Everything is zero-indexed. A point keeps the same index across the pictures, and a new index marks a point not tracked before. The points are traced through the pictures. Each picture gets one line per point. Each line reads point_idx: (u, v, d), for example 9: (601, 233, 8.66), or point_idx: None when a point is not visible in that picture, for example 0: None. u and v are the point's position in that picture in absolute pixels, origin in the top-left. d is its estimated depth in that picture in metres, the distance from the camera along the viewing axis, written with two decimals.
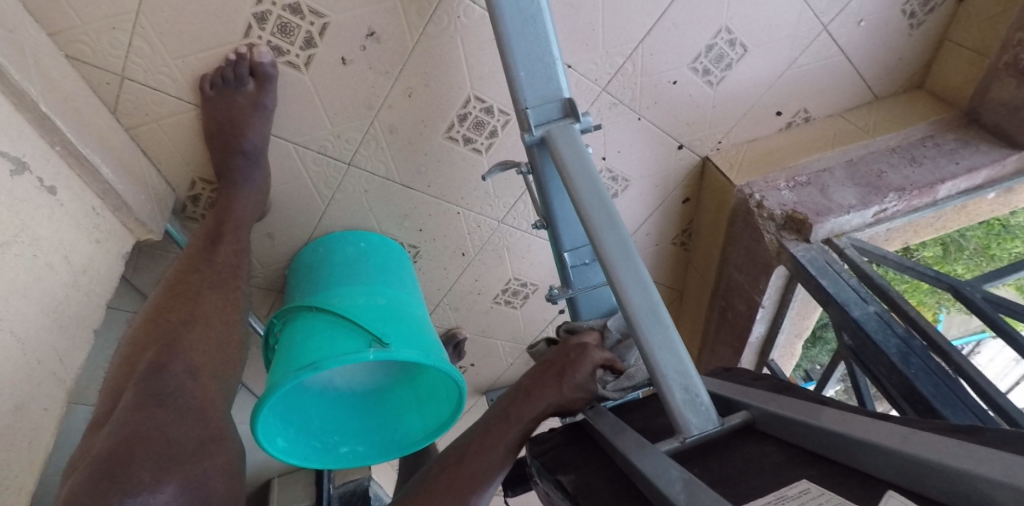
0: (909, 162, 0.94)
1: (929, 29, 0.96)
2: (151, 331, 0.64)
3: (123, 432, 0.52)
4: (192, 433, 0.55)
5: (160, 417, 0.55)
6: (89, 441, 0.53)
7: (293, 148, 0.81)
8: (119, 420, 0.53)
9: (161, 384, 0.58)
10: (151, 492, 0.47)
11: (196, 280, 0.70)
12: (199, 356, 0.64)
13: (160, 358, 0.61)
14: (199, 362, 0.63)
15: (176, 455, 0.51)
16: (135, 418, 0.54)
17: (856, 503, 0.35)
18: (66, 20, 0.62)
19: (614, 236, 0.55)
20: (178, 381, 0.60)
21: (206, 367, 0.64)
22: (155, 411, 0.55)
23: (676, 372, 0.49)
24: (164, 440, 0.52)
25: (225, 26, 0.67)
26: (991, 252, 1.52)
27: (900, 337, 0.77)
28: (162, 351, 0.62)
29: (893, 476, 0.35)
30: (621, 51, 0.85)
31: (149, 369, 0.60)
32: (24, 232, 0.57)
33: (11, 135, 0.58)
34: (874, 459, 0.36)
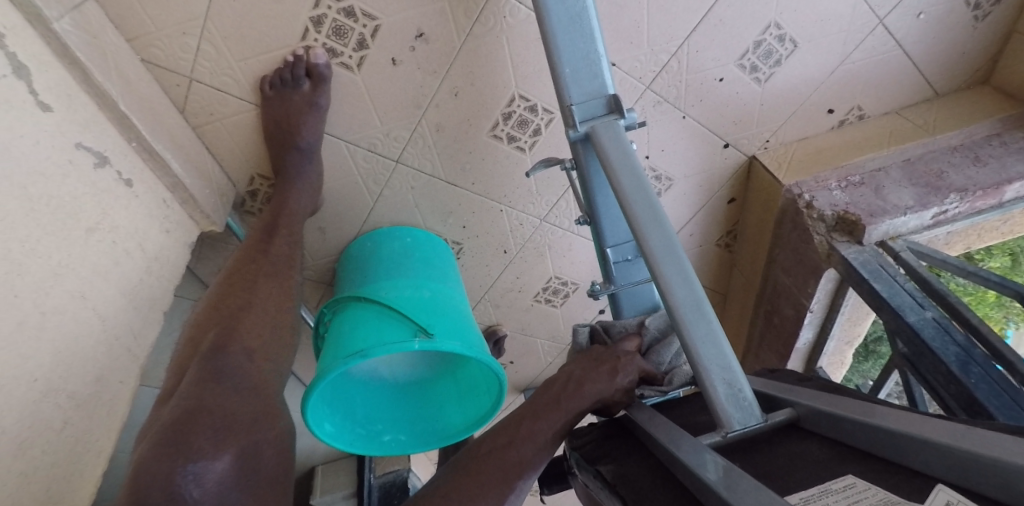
0: (973, 161, 0.90)
1: (996, 21, 0.92)
2: (214, 316, 0.69)
3: (184, 405, 0.55)
4: (253, 410, 0.59)
5: (225, 394, 0.58)
6: (156, 413, 0.57)
7: (345, 146, 0.85)
8: (185, 394, 0.57)
9: (220, 363, 0.62)
10: (215, 461, 0.51)
11: (257, 270, 0.74)
12: (255, 339, 0.68)
13: (220, 339, 0.65)
14: (255, 345, 0.67)
15: (236, 429, 0.55)
16: (198, 393, 0.57)
17: (902, 497, 0.35)
18: (142, 26, 0.67)
19: (658, 231, 0.55)
20: (235, 363, 0.63)
21: (260, 349, 0.67)
22: (216, 388, 0.58)
23: (720, 367, 0.48)
24: (226, 415, 0.56)
25: (284, 29, 0.71)
26: None
27: (959, 345, 0.74)
28: (222, 334, 0.66)
29: (943, 473, 0.34)
30: (666, 48, 0.84)
31: (212, 347, 0.64)
32: (104, 220, 0.62)
33: (94, 131, 0.63)
34: (923, 456, 0.36)
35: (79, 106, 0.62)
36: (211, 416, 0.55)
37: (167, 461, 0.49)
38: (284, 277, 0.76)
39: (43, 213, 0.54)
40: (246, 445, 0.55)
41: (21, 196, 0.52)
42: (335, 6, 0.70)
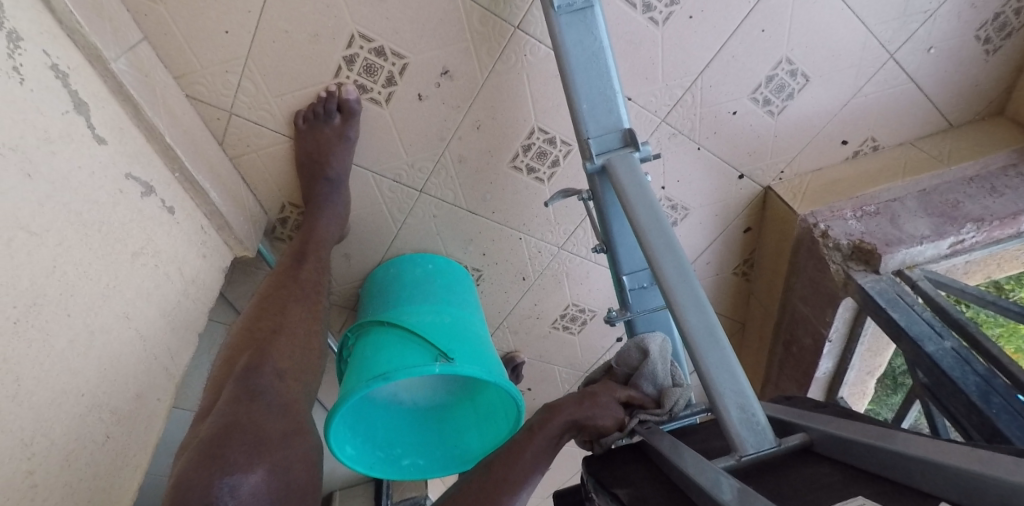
0: (989, 191, 0.91)
1: (1008, 54, 0.94)
2: (247, 338, 0.72)
3: (223, 421, 0.58)
4: (286, 428, 0.61)
5: (259, 410, 0.61)
6: (194, 430, 0.60)
7: (371, 176, 0.89)
8: (223, 410, 0.60)
9: (252, 383, 0.65)
10: (248, 474, 0.53)
11: (288, 294, 0.78)
12: (284, 360, 0.71)
13: (254, 360, 0.68)
14: (286, 366, 0.70)
15: (268, 445, 0.57)
16: (234, 410, 0.60)
17: None
18: (189, 65, 0.72)
19: (672, 259, 0.57)
20: (268, 382, 0.66)
21: (290, 370, 0.71)
22: (250, 405, 0.61)
23: (733, 392, 0.49)
24: (258, 431, 0.58)
25: (318, 67, 0.76)
26: None
27: (979, 375, 0.74)
28: (256, 354, 0.69)
29: (950, 495, 0.35)
30: (680, 83, 0.88)
31: (246, 366, 0.67)
32: (148, 246, 0.66)
33: (142, 162, 0.68)
34: (929, 478, 0.37)
35: (129, 139, 0.67)
36: (247, 433, 0.57)
37: (207, 472, 0.51)
38: (312, 301, 0.80)
39: (95, 238, 0.58)
40: (277, 461, 0.56)
41: (77, 222, 0.56)
42: (367, 46, 0.75)
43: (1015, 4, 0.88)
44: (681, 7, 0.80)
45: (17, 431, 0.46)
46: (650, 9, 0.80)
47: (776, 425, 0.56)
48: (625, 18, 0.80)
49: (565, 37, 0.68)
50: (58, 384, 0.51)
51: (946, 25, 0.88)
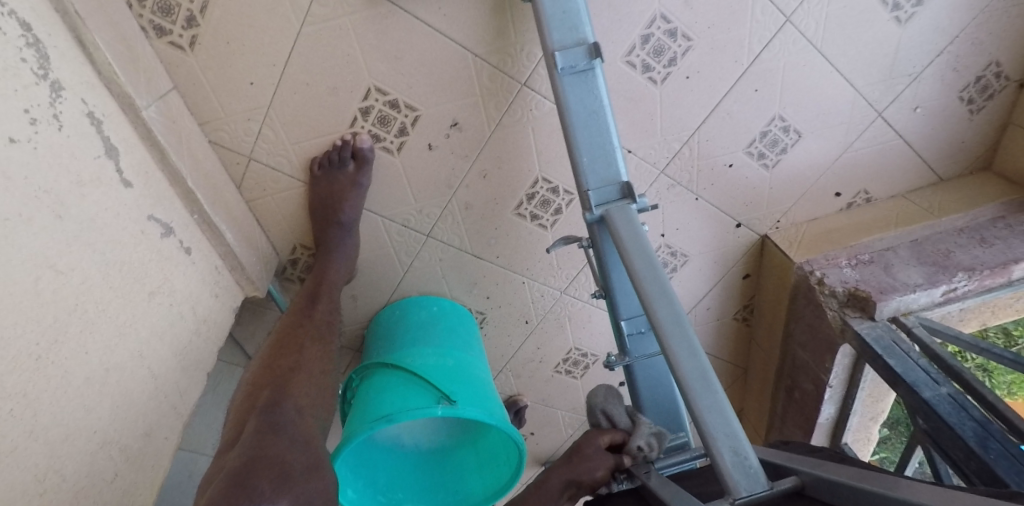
0: (978, 242, 0.94)
1: (991, 113, 0.98)
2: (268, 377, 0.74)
3: (250, 454, 0.59)
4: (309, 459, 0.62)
5: (280, 443, 0.62)
6: (220, 463, 0.60)
7: (381, 221, 0.92)
8: (248, 443, 0.61)
9: (276, 417, 0.67)
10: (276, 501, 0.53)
11: (304, 333, 0.80)
12: (304, 397, 0.73)
13: (274, 397, 0.70)
14: (305, 403, 0.72)
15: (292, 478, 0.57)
16: (260, 443, 0.61)
17: None
18: (214, 113, 0.76)
19: (668, 308, 0.61)
20: (290, 418, 0.68)
21: (308, 406, 0.73)
22: (273, 439, 0.63)
23: (726, 436, 0.53)
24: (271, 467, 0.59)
25: (335, 118, 0.80)
26: None
27: (976, 420, 0.77)
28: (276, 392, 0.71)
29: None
30: (678, 137, 0.92)
31: (267, 404, 0.69)
32: (165, 285, 0.68)
33: (164, 205, 0.71)
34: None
35: (154, 183, 0.70)
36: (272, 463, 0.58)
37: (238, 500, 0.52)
38: (329, 341, 0.82)
39: (115, 276, 0.60)
40: (302, 491, 0.57)
41: (100, 261, 0.58)
42: (382, 99, 0.79)
43: (995, 68, 0.93)
44: (679, 68, 0.85)
45: (32, 465, 0.47)
46: (649, 69, 0.85)
47: (770, 469, 0.59)
48: (626, 76, 0.85)
49: (569, 95, 0.73)
50: (72, 419, 0.52)
51: (930, 86, 0.93)
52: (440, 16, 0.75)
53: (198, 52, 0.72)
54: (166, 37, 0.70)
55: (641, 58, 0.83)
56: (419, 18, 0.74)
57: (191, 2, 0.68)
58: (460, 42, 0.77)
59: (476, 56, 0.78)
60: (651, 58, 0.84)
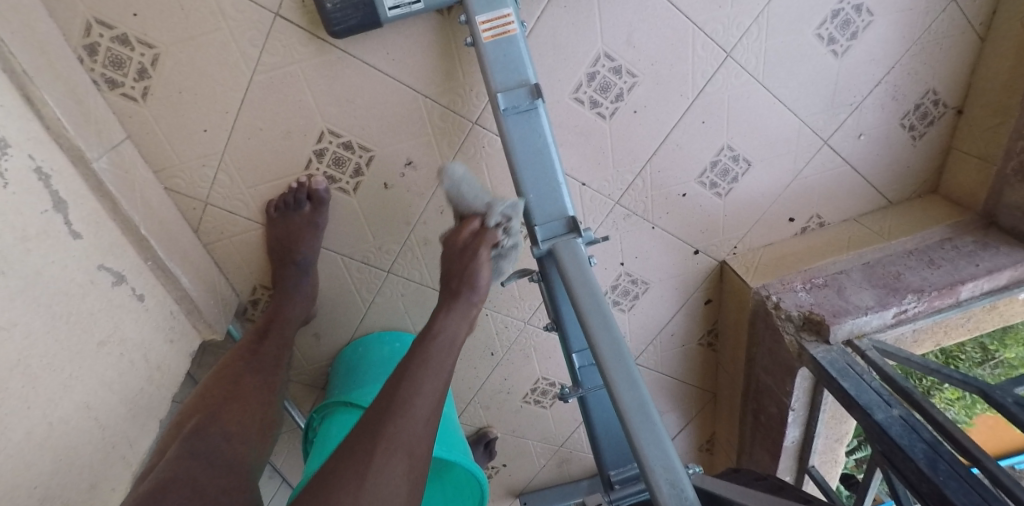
0: (928, 264, 0.96)
1: (933, 139, 1.02)
2: (198, 404, 0.77)
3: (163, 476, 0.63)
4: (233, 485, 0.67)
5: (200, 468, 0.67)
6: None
7: (340, 259, 0.93)
8: (163, 467, 0.66)
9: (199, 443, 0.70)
10: None
11: (243, 366, 0.82)
12: (234, 422, 0.76)
13: (202, 421, 0.74)
14: (235, 428, 0.75)
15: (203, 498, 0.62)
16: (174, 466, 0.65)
17: None
18: (168, 159, 0.77)
19: (610, 341, 0.65)
20: (214, 444, 0.72)
21: (239, 433, 0.75)
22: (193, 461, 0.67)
23: (664, 469, 0.56)
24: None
25: (292, 162, 0.82)
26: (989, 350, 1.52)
27: (927, 442, 0.80)
28: (204, 417, 0.74)
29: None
30: (631, 169, 0.94)
31: (193, 429, 0.73)
32: (116, 334, 0.69)
33: (115, 253, 0.72)
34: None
35: (104, 232, 0.71)
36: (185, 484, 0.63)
37: None
38: (271, 373, 0.84)
39: (62, 329, 0.61)
40: None
41: (45, 315, 0.59)
42: (336, 141, 0.81)
43: (932, 96, 0.96)
44: (626, 103, 0.88)
45: None
46: (597, 105, 0.87)
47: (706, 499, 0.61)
48: (575, 112, 0.87)
49: (513, 135, 0.75)
50: (9, 477, 0.52)
51: (872, 114, 0.97)
52: (389, 61, 0.77)
53: (151, 102, 0.73)
54: (119, 89, 0.72)
55: (589, 95, 0.86)
56: (368, 63, 0.76)
57: (141, 55, 0.70)
58: (409, 84, 0.79)
59: (426, 97, 0.81)
60: (598, 95, 0.86)
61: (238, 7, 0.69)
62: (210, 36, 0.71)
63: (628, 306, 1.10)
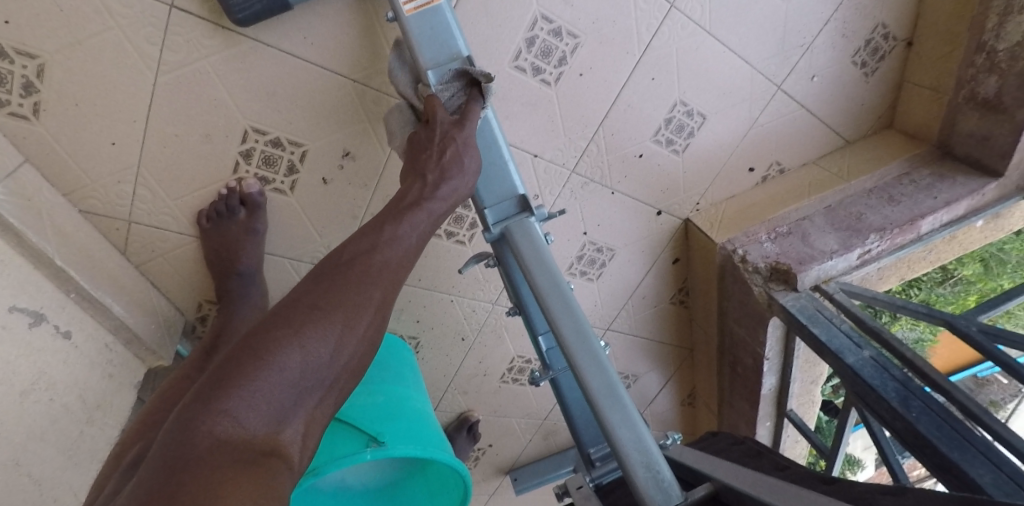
0: (887, 201, 0.95)
1: (886, 74, 1.00)
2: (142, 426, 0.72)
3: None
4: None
5: None
6: None
7: (288, 263, 0.88)
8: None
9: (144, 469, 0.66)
10: None
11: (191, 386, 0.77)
12: None
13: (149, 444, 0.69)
14: None
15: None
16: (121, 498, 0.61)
17: None
18: (77, 181, 0.70)
19: (572, 325, 0.63)
20: None
21: None
22: None
23: (638, 451, 0.54)
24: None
25: (217, 166, 0.75)
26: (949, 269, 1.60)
27: (898, 380, 0.81)
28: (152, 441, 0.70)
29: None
30: (583, 134, 0.90)
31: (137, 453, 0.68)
32: (41, 379, 0.65)
33: (30, 291, 0.66)
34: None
35: (13, 271, 0.65)
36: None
37: None
38: None
39: None
40: None
41: None
42: (262, 139, 0.75)
43: (882, 30, 0.94)
44: (570, 66, 0.83)
45: None
46: (540, 72, 0.82)
47: (683, 474, 0.61)
48: (518, 82, 0.82)
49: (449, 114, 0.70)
50: None
51: (824, 54, 0.94)
52: (308, 45, 0.70)
53: (46, 118, 0.66)
54: (4, 108, 0.64)
55: (530, 62, 0.81)
56: (284, 51, 0.70)
57: (24, 67, 0.62)
58: (334, 70, 0.73)
59: (355, 82, 0.75)
60: (539, 61, 0.81)
61: (125, 2, 0.62)
62: (100, 38, 0.63)
63: (595, 275, 1.07)
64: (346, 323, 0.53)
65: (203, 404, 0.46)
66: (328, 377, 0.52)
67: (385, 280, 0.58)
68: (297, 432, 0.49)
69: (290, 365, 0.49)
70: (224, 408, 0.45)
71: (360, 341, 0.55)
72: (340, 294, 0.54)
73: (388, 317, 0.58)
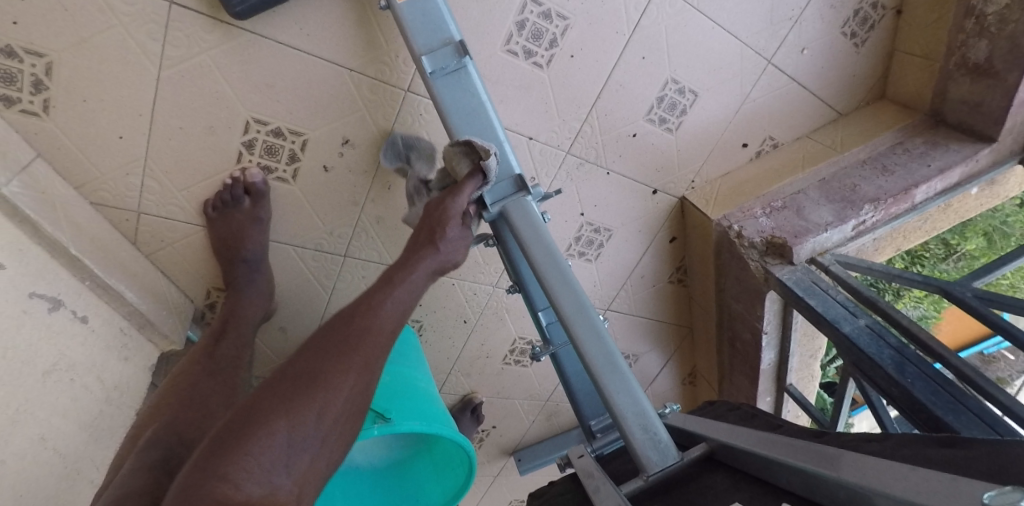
0: (881, 171, 0.96)
1: (876, 45, 1.01)
2: (156, 411, 0.76)
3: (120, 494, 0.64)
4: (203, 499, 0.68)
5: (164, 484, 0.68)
6: None
7: (292, 250, 0.90)
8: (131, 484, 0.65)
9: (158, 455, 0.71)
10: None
11: (201, 371, 0.81)
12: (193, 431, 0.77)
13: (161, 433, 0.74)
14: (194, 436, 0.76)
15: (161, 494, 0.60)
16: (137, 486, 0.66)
17: None
18: (87, 174, 0.73)
19: (570, 297, 0.65)
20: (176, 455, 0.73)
21: None
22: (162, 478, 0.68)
23: (635, 414, 0.57)
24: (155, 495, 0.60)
25: (221, 157, 0.78)
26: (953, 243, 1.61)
27: (894, 347, 0.81)
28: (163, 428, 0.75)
29: (805, 492, 0.40)
30: (576, 115, 0.92)
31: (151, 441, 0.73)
32: (61, 361, 0.68)
33: (48, 278, 0.69)
34: (789, 477, 0.41)
35: (31, 259, 0.68)
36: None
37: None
38: (231, 375, 0.83)
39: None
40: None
41: None
42: (264, 129, 0.77)
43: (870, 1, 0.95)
44: (561, 48, 0.85)
45: None
46: (532, 54, 0.84)
47: (680, 435, 0.62)
48: (510, 65, 0.84)
49: (443, 98, 0.71)
50: None
51: (813, 26, 0.95)
52: (304, 36, 0.72)
53: (56, 115, 0.68)
54: (16, 105, 0.67)
55: (521, 45, 0.83)
56: (282, 42, 0.72)
57: (33, 66, 0.65)
58: (332, 59, 0.75)
59: (351, 71, 0.77)
60: (531, 44, 0.83)
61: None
62: (105, 34, 0.66)
63: (594, 256, 1.09)
64: (330, 390, 0.60)
65: (208, 471, 0.51)
66: (314, 444, 0.58)
67: (367, 353, 0.64)
68: (290, 492, 0.54)
69: (281, 432, 0.56)
70: (225, 473, 0.51)
71: (342, 407, 0.61)
72: (326, 365, 0.61)
73: (369, 382, 0.64)
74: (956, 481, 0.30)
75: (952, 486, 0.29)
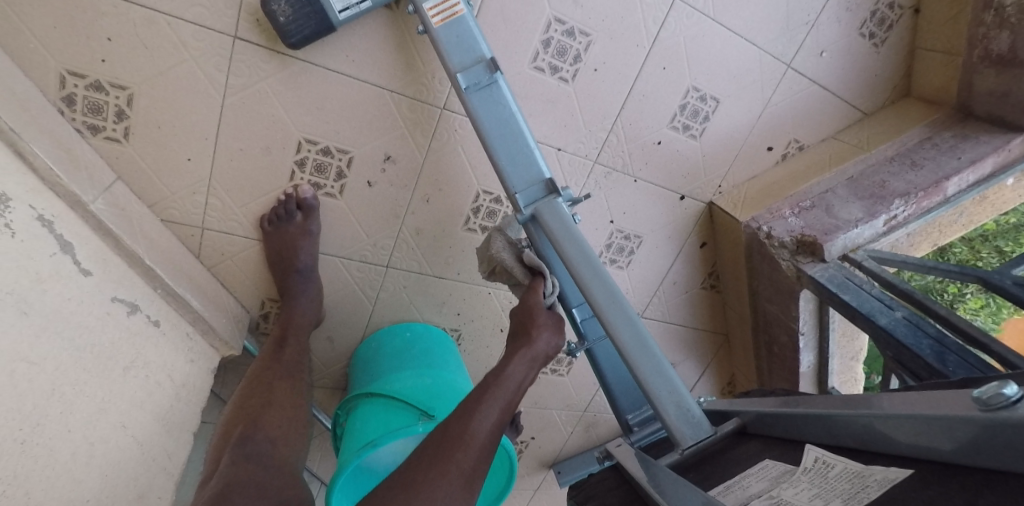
0: (910, 166, 0.97)
1: (895, 43, 1.04)
2: (238, 414, 0.82)
3: (215, 482, 0.69)
4: (281, 482, 0.72)
5: (254, 471, 0.72)
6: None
7: (340, 261, 0.96)
8: (222, 474, 0.71)
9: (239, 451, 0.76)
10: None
11: (270, 374, 0.86)
12: (275, 429, 0.81)
13: (247, 430, 0.79)
14: (276, 433, 0.80)
15: None
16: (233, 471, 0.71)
17: (790, 465, 0.44)
18: (160, 193, 0.81)
19: (603, 287, 0.67)
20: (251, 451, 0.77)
21: (281, 436, 0.81)
22: (246, 468, 0.72)
23: (669, 393, 0.59)
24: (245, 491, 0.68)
25: (277, 175, 0.85)
26: (1005, 249, 1.56)
27: (932, 337, 0.78)
28: (249, 425, 0.80)
29: (830, 440, 0.43)
30: (603, 126, 0.96)
31: (240, 437, 0.78)
32: (137, 359, 0.75)
33: (126, 285, 0.76)
34: (814, 429, 0.44)
35: (112, 267, 0.75)
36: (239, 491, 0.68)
37: None
38: (296, 377, 0.88)
39: (87, 359, 0.68)
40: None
41: (72, 349, 0.66)
42: (314, 148, 0.84)
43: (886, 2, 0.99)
44: (585, 63, 0.90)
45: None
46: (558, 69, 0.90)
47: (713, 416, 0.63)
48: (538, 81, 0.89)
49: (478, 110, 0.77)
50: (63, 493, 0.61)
51: (830, 29, 0.99)
52: (349, 62, 0.80)
53: (134, 141, 0.77)
54: (101, 133, 0.75)
55: (548, 61, 0.88)
56: (330, 68, 0.80)
57: (117, 98, 0.74)
58: (376, 82, 0.82)
59: (392, 91, 0.84)
60: (556, 60, 0.89)
61: (197, 35, 0.73)
62: (178, 68, 0.74)
63: (625, 263, 1.12)
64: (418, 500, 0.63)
65: None
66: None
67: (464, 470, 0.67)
68: None
69: None
70: None
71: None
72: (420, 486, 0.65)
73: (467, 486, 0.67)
74: (964, 397, 0.33)
75: (958, 401, 0.33)
